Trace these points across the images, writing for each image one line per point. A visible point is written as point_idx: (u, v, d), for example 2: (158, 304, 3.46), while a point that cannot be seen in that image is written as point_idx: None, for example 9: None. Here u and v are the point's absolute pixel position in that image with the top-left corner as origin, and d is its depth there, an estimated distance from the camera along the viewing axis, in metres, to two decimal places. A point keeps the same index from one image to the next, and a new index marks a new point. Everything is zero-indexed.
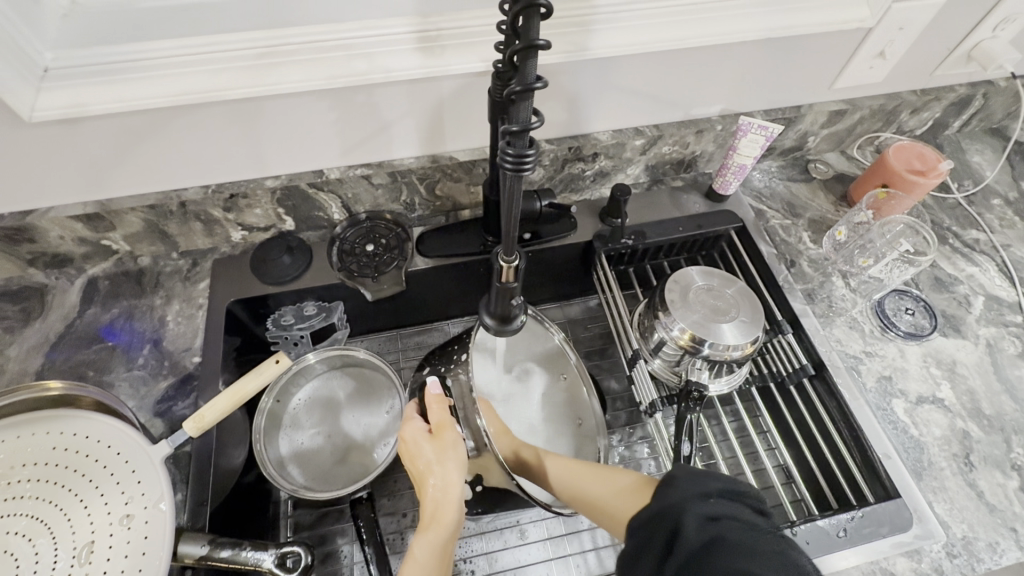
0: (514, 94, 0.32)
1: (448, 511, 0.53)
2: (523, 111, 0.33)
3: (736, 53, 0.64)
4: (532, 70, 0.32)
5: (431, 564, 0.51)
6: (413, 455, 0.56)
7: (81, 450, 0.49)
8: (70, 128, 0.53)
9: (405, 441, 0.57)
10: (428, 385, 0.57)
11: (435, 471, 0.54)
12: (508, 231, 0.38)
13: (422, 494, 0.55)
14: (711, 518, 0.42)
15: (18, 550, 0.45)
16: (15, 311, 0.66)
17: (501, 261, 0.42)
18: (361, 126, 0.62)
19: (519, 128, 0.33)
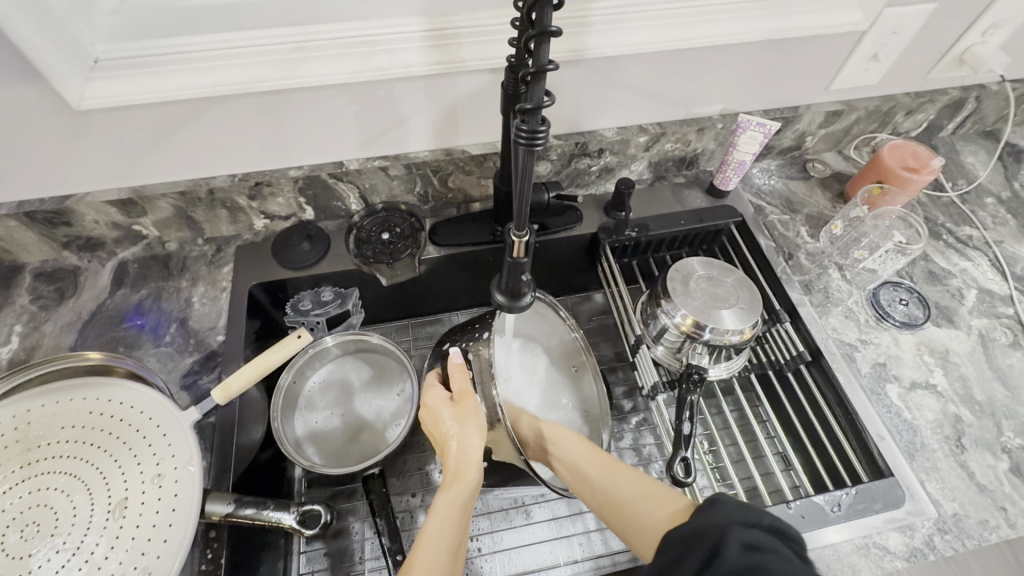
0: (529, 76, 0.36)
1: (468, 467, 0.56)
2: (537, 91, 0.36)
3: (736, 54, 0.68)
4: (545, 54, 0.36)
5: (453, 515, 0.53)
6: (437, 418, 0.59)
7: (116, 415, 0.53)
8: (112, 116, 0.57)
9: (428, 406, 0.61)
10: (451, 354, 0.60)
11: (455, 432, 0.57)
12: (520, 206, 0.42)
13: (445, 454, 0.58)
14: (751, 547, 0.41)
15: (57, 504, 0.48)
16: (49, 291, 0.69)
17: (513, 235, 0.45)
18: (380, 119, 0.66)
19: (533, 106, 0.37)
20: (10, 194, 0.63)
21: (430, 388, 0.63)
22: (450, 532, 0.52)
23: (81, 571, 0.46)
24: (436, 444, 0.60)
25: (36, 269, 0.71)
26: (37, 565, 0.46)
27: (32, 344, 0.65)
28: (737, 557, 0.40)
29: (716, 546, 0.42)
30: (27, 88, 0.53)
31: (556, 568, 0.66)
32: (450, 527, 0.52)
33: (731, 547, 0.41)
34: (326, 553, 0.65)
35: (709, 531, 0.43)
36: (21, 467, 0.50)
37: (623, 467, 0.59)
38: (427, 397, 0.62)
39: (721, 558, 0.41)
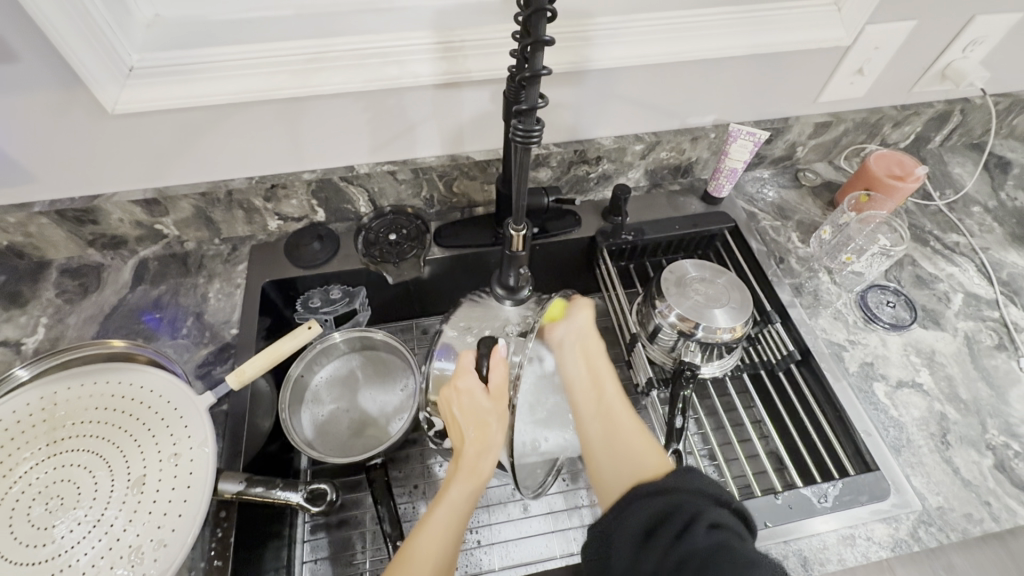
0: (524, 80, 0.41)
1: (486, 464, 0.55)
2: (532, 93, 0.42)
3: (725, 68, 0.72)
4: (540, 61, 0.41)
5: (461, 507, 0.54)
6: (464, 409, 0.55)
7: (135, 397, 0.56)
8: (143, 121, 0.62)
9: (458, 390, 0.55)
10: (497, 346, 0.53)
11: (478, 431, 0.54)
12: (517, 201, 0.48)
13: (462, 443, 0.55)
14: (719, 526, 0.41)
15: (80, 480, 0.52)
16: (74, 286, 0.73)
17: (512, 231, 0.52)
18: (390, 126, 0.70)
19: (529, 107, 0.42)
20: (43, 192, 0.67)
21: (461, 368, 0.56)
22: (452, 522, 0.53)
23: (101, 541, 0.49)
24: (452, 430, 0.57)
25: (62, 265, 0.75)
26: (60, 535, 0.49)
27: (57, 335, 0.69)
28: (702, 535, 0.40)
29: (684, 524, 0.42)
30: (67, 94, 0.57)
31: (552, 560, 0.68)
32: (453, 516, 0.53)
33: (697, 525, 0.41)
34: (329, 542, 0.67)
35: (678, 510, 0.43)
36: (47, 445, 0.53)
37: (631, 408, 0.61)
38: (457, 381, 0.56)
39: (686, 535, 0.40)
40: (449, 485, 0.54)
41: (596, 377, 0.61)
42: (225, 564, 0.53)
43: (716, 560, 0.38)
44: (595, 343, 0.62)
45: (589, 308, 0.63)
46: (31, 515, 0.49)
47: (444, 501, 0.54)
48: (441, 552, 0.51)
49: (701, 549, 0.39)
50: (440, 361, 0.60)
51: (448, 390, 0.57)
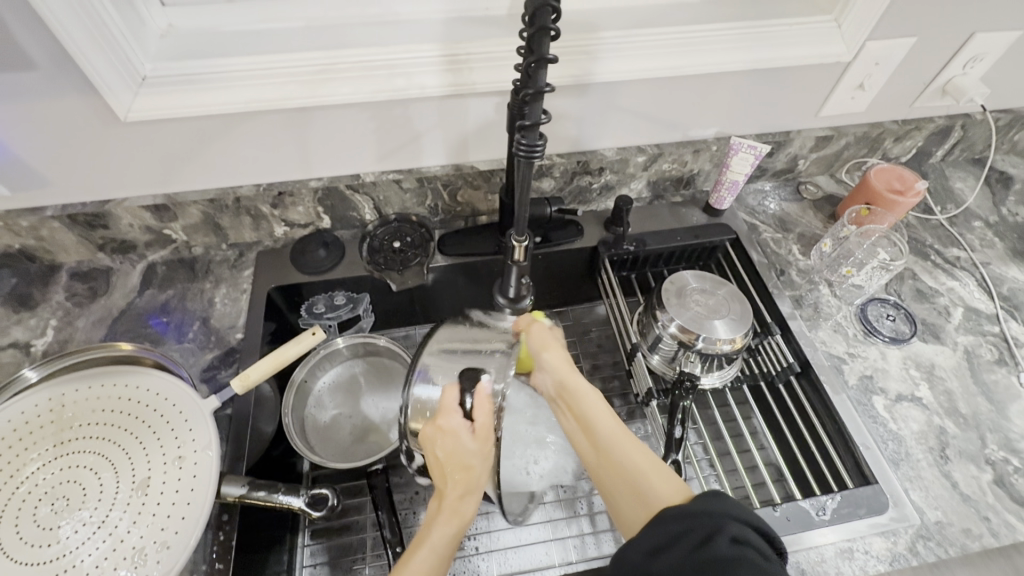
0: (528, 96, 0.44)
1: (469, 503, 0.54)
2: (536, 109, 0.44)
3: (726, 82, 0.73)
4: (542, 79, 0.43)
5: (443, 550, 0.51)
6: (447, 450, 0.51)
7: (141, 400, 0.57)
8: (156, 129, 0.63)
9: (440, 430, 0.51)
10: (484, 384, 0.51)
11: (460, 474, 0.52)
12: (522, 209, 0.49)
13: (443, 483, 0.53)
14: (742, 541, 0.40)
15: (86, 481, 0.52)
16: (83, 289, 0.74)
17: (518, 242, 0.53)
18: (397, 136, 0.71)
19: (531, 122, 0.45)
20: (56, 197, 0.69)
21: (442, 406, 0.51)
22: (433, 562, 0.50)
23: (105, 542, 0.49)
24: (431, 467, 0.54)
25: (72, 268, 0.76)
26: (65, 536, 0.49)
27: (66, 337, 0.70)
28: (724, 547, 0.40)
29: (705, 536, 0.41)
30: (82, 102, 0.59)
31: (550, 568, 0.68)
32: (433, 555, 0.50)
33: (718, 538, 0.41)
34: (328, 547, 0.67)
35: (699, 520, 0.42)
36: (54, 445, 0.54)
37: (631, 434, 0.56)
38: (438, 420, 0.51)
39: (709, 545, 0.40)
40: (429, 528, 0.52)
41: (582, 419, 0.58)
42: (227, 567, 0.54)
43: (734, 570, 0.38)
44: (574, 381, 0.59)
45: (547, 349, 0.59)
46: (37, 515, 0.50)
47: (422, 542, 0.52)
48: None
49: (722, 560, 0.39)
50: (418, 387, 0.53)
51: (426, 429, 0.52)
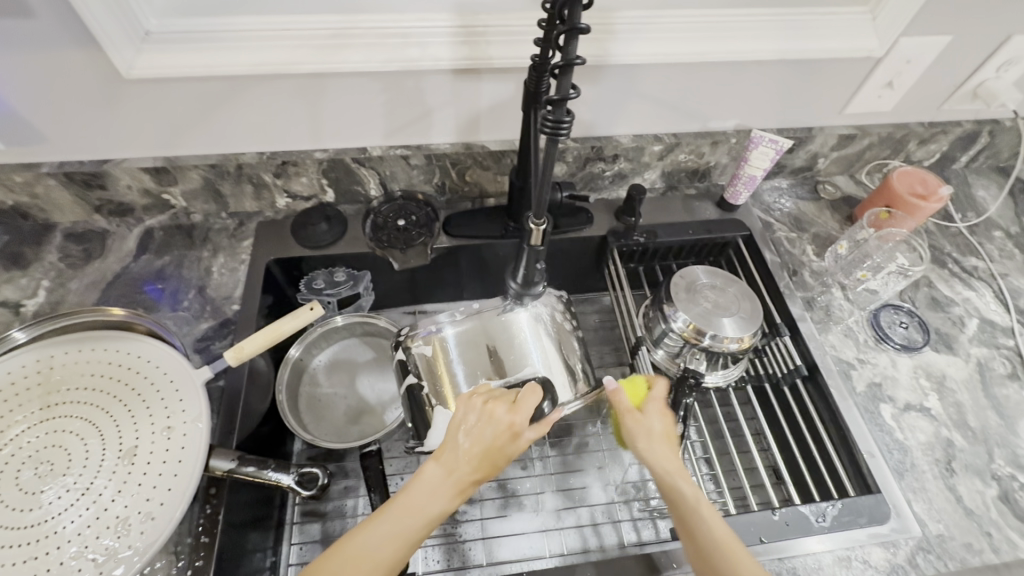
0: (558, 69, 0.42)
1: (467, 492, 0.51)
2: (563, 83, 0.42)
3: (753, 71, 0.70)
4: (573, 50, 0.41)
5: (430, 519, 0.49)
6: (498, 443, 0.51)
7: (131, 366, 0.55)
8: (157, 88, 0.61)
9: (511, 426, 0.52)
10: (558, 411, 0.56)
11: (485, 464, 0.51)
12: (541, 194, 0.47)
13: (466, 461, 0.51)
14: None
15: (71, 446, 0.51)
16: (78, 250, 0.73)
17: (533, 224, 0.49)
18: (407, 110, 0.69)
19: (559, 97, 0.43)
20: (53, 153, 0.66)
21: (521, 402, 0.53)
22: (415, 531, 0.48)
23: (89, 510, 0.48)
24: (466, 443, 0.51)
25: (67, 229, 0.74)
26: (48, 501, 0.48)
27: (58, 299, 0.69)
28: None
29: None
30: (82, 55, 0.57)
31: (541, 559, 0.67)
32: (421, 525, 0.48)
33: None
34: (318, 526, 0.67)
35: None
36: (41, 409, 0.52)
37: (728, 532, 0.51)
38: (515, 418, 0.52)
39: None
40: (433, 494, 0.50)
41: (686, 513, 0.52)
42: (213, 541, 0.53)
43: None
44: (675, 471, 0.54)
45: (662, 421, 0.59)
46: (20, 478, 0.49)
47: (415, 507, 0.49)
48: (400, 556, 0.47)
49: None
50: (465, 326, 0.58)
51: (497, 416, 0.52)
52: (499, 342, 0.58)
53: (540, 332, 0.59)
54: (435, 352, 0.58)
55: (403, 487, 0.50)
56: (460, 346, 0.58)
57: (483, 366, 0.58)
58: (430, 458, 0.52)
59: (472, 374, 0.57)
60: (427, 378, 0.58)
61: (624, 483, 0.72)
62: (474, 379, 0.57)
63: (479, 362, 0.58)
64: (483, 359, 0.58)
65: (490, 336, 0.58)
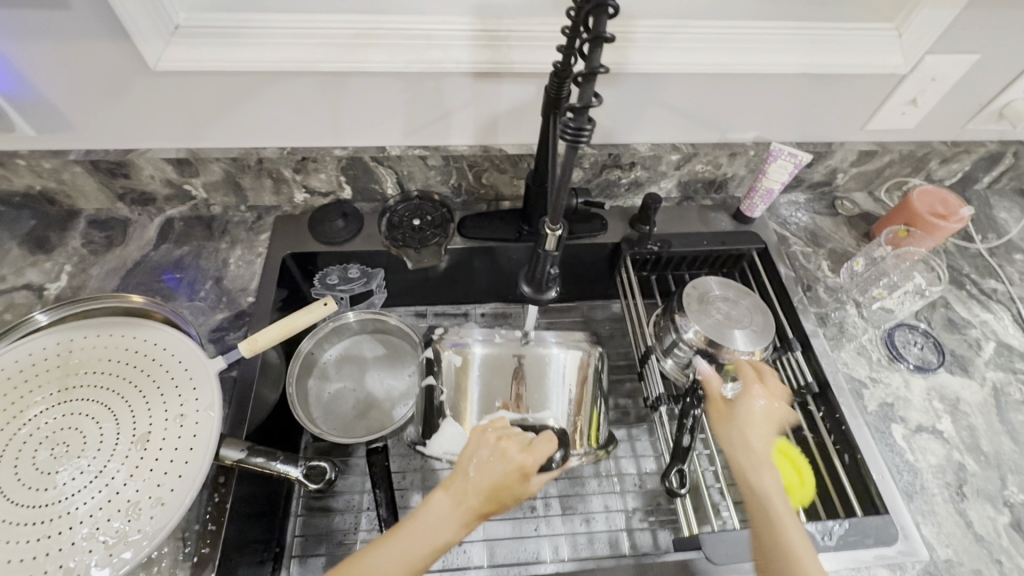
0: (581, 78, 0.43)
1: (473, 525, 0.51)
2: (587, 90, 0.43)
3: (774, 84, 0.70)
4: (598, 59, 0.42)
5: (434, 548, 0.48)
6: (508, 482, 0.52)
7: (148, 354, 0.56)
8: (183, 80, 0.62)
9: (523, 467, 0.52)
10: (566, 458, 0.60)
11: (491, 500, 0.51)
12: (558, 199, 0.47)
13: (475, 494, 0.51)
14: None
15: (86, 429, 0.52)
16: (100, 237, 0.74)
17: (548, 230, 0.50)
18: (427, 112, 0.70)
19: (581, 105, 0.43)
20: (80, 142, 0.68)
21: (536, 446, 0.55)
22: (419, 559, 0.48)
23: (101, 493, 0.49)
24: (476, 476, 0.52)
25: (91, 215, 0.76)
26: (62, 482, 0.49)
27: (79, 283, 0.70)
28: None
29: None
30: (113, 47, 0.58)
31: (541, 564, 0.67)
32: (425, 553, 0.48)
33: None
34: (322, 519, 0.67)
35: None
36: (59, 391, 0.53)
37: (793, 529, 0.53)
38: (527, 459, 0.53)
39: None
40: (441, 523, 0.49)
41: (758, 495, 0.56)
42: (219, 530, 0.53)
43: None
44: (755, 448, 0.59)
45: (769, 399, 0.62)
46: (37, 459, 0.50)
47: (422, 534, 0.49)
48: None
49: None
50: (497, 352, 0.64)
51: (511, 454, 0.53)
52: (521, 373, 0.63)
53: (561, 372, 0.64)
54: (462, 364, 0.64)
55: (411, 513, 0.50)
56: (485, 368, 0.63)
57: (501, 392, 0.63)
58: (440, 487, 0.53)
59: (491, 398, 0.63)
60: (449, 386, 0.63)
61: (628, 492, 0.72)
62: (491, 404, 0.63)
63: (498, 387, 0.63)
64: (504, 385, 0.63)
65: (517, 367, 0.63)
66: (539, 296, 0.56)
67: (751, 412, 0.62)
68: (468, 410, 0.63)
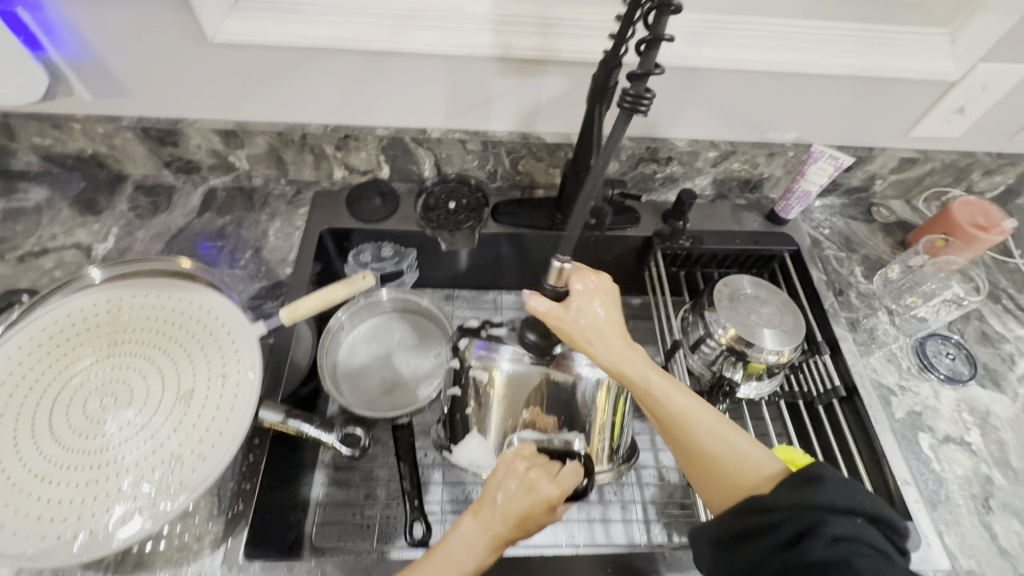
0: (635, 76, 0.47)
1: (501, 551, 0.47)
2: (640, 85, 0.46)
3: (820, 85, 0.69)
4: (652, 59, 0.46)
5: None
6: (537, 513, 0.47)
7: (192, 315, 0.58)
8: (235, 53, 0.64)
9: (550, 499, 0.48)
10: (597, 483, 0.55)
11: (520, 528, 0.47)
12: (572, 230, 0.48)
13: (503, 524, 0.47)
14: (840, 540, 0.41)
15: (133, 382, 0.54)
16: (146, 202, 0.77)
17: (557, 261, 0.49)
18: (469, 96, 0.70)
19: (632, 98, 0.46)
20: (134, 109, 0.70)
21: (563, 479, 0.50)
22: None
23: (147, 444, 0.51)
24: (504, 503, 0.48)
25: (138, 181, 0.78)
26: (110, 432, 0.51)
27: (126, 246, 0.73)
28: (819, 549, 0.40)
29: (795, 536, 0.42)
30: (173, 17, 0.60)
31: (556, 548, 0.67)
32: None
33: (811, 539, 0.41)
34: (345, 489, 0.69)
35: (784, 523, 0.43)
36: (108, 345, 0.55)
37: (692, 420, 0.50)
38: (555, 492, 0.48)
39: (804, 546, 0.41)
40: (468, 552, 0.46)
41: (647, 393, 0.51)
42: (253, 488, 0.56)
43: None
44: (610, 339, 0.52)
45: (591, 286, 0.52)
46: (86, 408, 0.52)
47: (450, 563, 0.45)
48: None
49: (816, 563, 0.40)
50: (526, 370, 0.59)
51: (540, 486, 0.48)
52: (550, 390, 0.60)
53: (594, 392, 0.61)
54: (488, 378, 0.60)
55: (437, 541, 0.47)
56: (511, 384, 0.60)
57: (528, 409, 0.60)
58: (467, 510, 0.49)
59: (516, 414, 0.60)
60: (473, 399, 0.61)
61: (645, 485, 0.72)
62: (516, 420, 0.61)
63: (524, 403, 0.60)
64: (529, 403, 0.60)
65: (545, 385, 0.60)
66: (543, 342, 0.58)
67: (586, 304, 0.52)
68: (492, 423, 0.61)
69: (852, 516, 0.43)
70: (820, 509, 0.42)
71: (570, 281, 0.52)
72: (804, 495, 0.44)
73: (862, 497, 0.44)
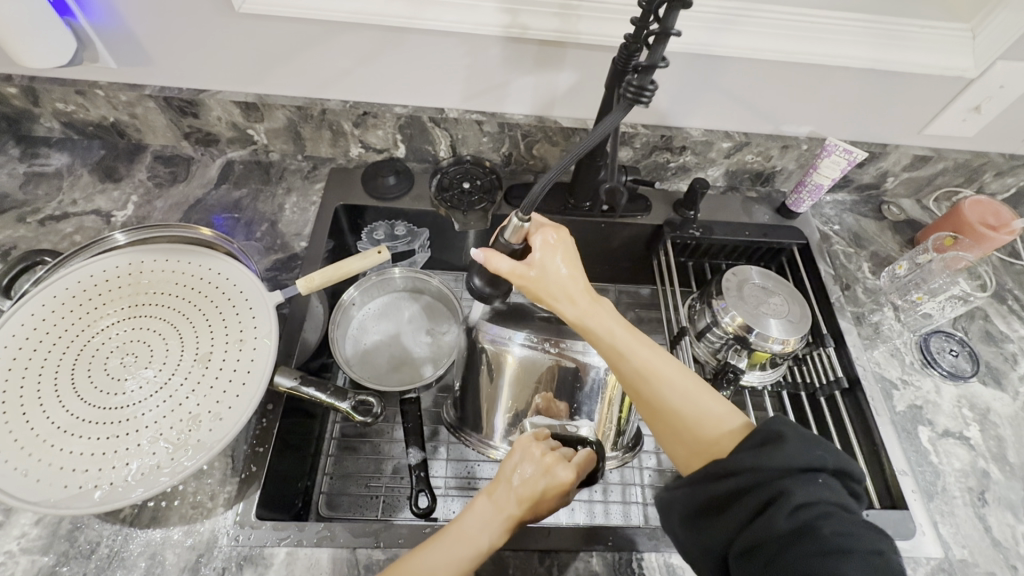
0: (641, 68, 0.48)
1: (514, 530, 0.49)
2: (655, 53, 0.47)
3: (836, 77, 0.70)
4: (673, 20, 0.45)
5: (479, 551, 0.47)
6: (551, 495, 0.49)
7: (211, 281, 0.59)
8: (259, 24, 0.64)
9: (565, 482, 0.50)
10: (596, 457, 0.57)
11: (534, 506, 0.49)
12: (539, 186, 0.45)
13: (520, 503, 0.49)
14: (801, 507, 0.38)
15: (153, 343, 0.55)
16: (165, 172, 0.78)
17: (517, 217, 0.48)
18: (487, 79, 0.71)
19: (648, 65, 0.47)
20: (156, 78, 0.71)
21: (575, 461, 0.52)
22: (467, 561, 0.46)
23: (165, 403, 0.52)
24: (520, 486, 0.49)
25: (157, 151, 0.79)
26: (130, 389, 0.52)
27: (144, 214, 0.74)
28: (781, 521, 0.38)
29: (757, 506, 0.40)
30: None
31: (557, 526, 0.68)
32: (472, 555, 0.46)
33: (777, 508, 0.38)
34: (352, 459, 0.70)
35: (748, 492, 0.40)
36: (128, 306, 0.57)
37: (656, 375, 0.49)
38: (572, 477, 0.50)
39: (765, 515, 0.39)
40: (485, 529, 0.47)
41: (609, 348, 0.50)
42: (266, 451, 0.58)
43: (797, 549, 0.37)
44: (573, 294, 0.51)
45: (556, 245, 0.51)
46: (107, 365, 0.53)
47: (468, 538, 0.47)
48: None
49: (782, 533, 0.38)
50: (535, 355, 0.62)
51: (557, 471, 0.50)
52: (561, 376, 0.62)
53: (602, 383, 0.62)
54: (501, 360, 0.63)
55: (453, 517, 0.49)
56: (521, 366, 0.62)
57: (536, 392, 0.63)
58: (482, 490, 0.51)
59: (527, 397, 0.63)
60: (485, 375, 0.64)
61: (645, 468, 0.74)
62: (527, 403, 0.63)
63: (535, 386, 0.62)
64: (540, 388, 0.62)
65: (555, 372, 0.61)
66: (485, 292, 0.55)
67: (547, 262, 0.51)
68: (500, 403, 0.64)
69: (813, 477, 0.40)
70: (781, 476, 0.40)
71: (529, 238, 0.51)
72: (763, 460, 0.41)
73: (819, 453, 0.41)
